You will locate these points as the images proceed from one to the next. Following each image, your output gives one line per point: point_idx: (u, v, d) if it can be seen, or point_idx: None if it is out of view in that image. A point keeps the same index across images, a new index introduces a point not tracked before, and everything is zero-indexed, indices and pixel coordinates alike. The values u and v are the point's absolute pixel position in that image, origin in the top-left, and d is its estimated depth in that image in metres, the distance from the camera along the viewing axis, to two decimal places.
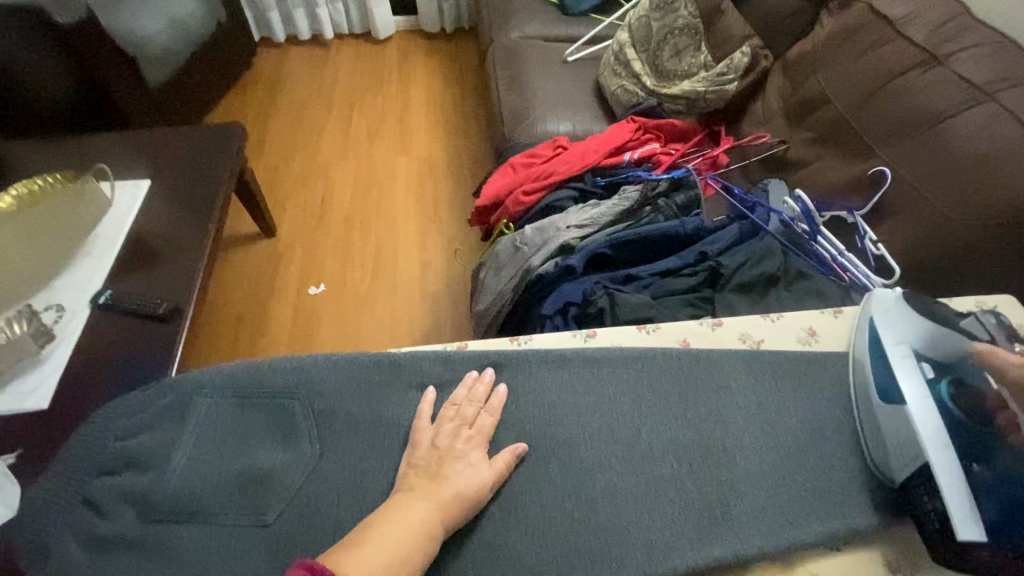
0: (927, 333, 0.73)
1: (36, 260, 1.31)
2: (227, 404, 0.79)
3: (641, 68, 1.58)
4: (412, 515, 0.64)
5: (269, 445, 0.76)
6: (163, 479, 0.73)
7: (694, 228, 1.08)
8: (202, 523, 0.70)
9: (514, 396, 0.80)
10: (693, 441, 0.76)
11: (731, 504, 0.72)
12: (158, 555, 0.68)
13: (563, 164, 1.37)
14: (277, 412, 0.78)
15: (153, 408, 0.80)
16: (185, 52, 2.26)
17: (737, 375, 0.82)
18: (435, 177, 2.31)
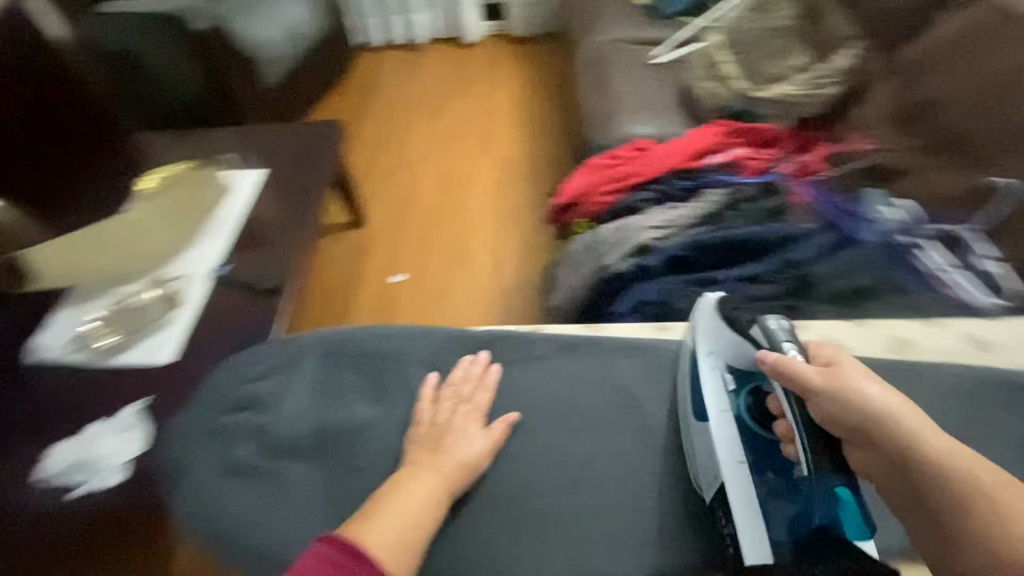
0: (740, 346, 0.84)
1: (171, 235, 1.50)
2: (332, 363, 1.01)
3: (731, 72, 1.54)
4: (421, 486, 0.81)
5: (363, 399, 0.96)
6: (280, 417, 0.95)
7: (781, 234, 1.05)
8: (306, 459, 0.91)
9: None
10: (610, 435, 0.91)
11: (637, 488, 0.86)
12: (270, 481, 0.90)
13: (644, 166, 1.37)
14: (371, 372, 0.99)
15: (274, 358, 1.01)
16: (296, 56, 2.47)
17: (605, 381, 0.96)
18: (514, 177, 2.38)
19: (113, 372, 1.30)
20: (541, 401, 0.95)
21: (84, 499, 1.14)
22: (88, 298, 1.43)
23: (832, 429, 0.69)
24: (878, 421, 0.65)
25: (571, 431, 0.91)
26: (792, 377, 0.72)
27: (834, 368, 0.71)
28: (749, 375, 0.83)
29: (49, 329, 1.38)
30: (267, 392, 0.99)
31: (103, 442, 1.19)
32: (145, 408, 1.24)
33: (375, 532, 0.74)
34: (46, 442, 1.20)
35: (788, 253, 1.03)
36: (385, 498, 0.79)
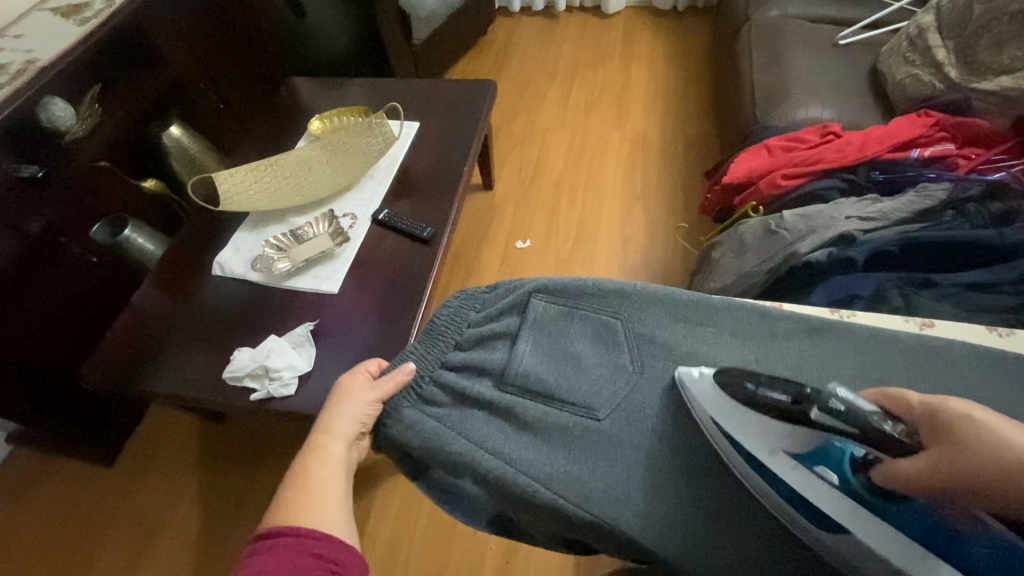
0: (771, 427, 0.62)
1: (339, 175, 1.61)
2: (557, 309, 0.77)
3: (945, 57, 1.38)
4: (329, 463, 0.75)
5: (598, 356, 0.73)
6: (512, 358, 0.74)
7: (1015, 241, 0.93)
8: (552, 404, 0.71)
9: (829, 364, 0.69)
10: (597, 445, 0.68)
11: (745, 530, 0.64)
12: (508, 419, 0.71)
13: (835, 152, 1.27)
14: (600, 326, 0.75)
15: (495, 300, 0.82)
16: (444, 14, 2.50)
17: (561, 385, 0.71)
18: (648, 154, 2.30)
19: (288, 294, 1.43)
20: (580, 375, 0.72)
21: (262, 401, 1.27)
22: (266, 225, 1.57)
23: (963, 484, 0.50)
24: (968, 424, 0.52)
25: (554, 434, 0.69)
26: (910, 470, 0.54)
27: (940, 431, 0.54)
28: (812, 454, 0.61)
29: (231, 249, 1.53)
30: (503, 327, 0.78)
31: (278, 354, 1.29)
32: (313, 329, 1.35)
33: (323, 514, 0.68)
34: (235, 346, 1.36)
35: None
36: (294, 489, 0.71)
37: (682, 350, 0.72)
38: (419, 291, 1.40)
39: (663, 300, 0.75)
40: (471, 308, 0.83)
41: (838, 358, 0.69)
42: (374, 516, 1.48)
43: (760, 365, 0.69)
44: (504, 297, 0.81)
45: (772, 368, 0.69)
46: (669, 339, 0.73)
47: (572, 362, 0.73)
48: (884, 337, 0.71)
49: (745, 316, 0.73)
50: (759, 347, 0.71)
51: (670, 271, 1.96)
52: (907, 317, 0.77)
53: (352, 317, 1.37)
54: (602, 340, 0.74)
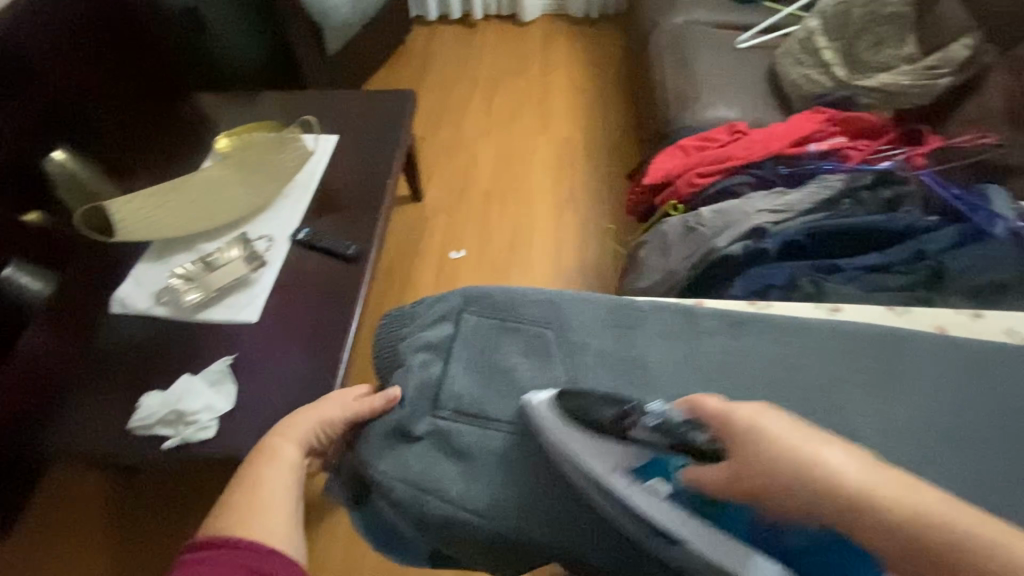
0: (604, 444, 0.62)
1: (253, 196, 1.51)
2: (488, 324, 0.75)
3: (833, 57, 1.48)
4: (283, 466, 0.69)
5: (531, 368, 0.71)
6: (444, 380, 0.71)
7: (902, 225, 1.01)
8: (486, 425, 0.68)
9: (753, 356, 0.71)
10: (540, 466, 0.66)
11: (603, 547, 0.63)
12: (443, 443, 0.68)
13: (743, 150, 1.34)
14: (532, 338, 0.73)
15: (427, 317, 0.77)
16: (358, 24, 2.43)
17: (496, 406, 0.69)
18: (573, 158, 2.34)
19: (201, 328, 1.31)
20: (515, 393, 0.70)
21: (179, 447, 1.15)
22: (173, 254, 1.44)
23: (760, 490, 0.53)
24: (761, 431, 0.55)
25: (497, 460, 0.66)
26: (717, 479, 0.56)
27: (737, 439, 0.56)
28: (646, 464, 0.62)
29: (134, 281, 1.39)
30: (439, 345, 0.74)
31: (192, 395, 1.17)
32: (232, 364, 1.24)
33: (266, 524, 0.61)
34: (143, 390, 1.23)
35: (915, 242, 0.99)
36: (243, 488, 0.66)
37: (612, 357, 0.71)
38: (347, 312, 1.33)
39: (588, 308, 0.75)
40: (407, 324, 0.78)
41: (758, 351, 0.72)
42: (317, 559, 1.37)
43: (685, 366, 0.70)
44: (434, 312, 0.77)
45: (696, 369, 0.70)
46: (598, 347, 0.72)
47: (505, 378, 0.71)
48: (802, 327, 0.73)
49: (666, 317, 0.74)
50: (682, 348, 0.72)
51: (603, 272, 1.99)
52: (817, 305, 0.82)
53: (275, 348, 1.27)
54: (533, 352, 0.72)
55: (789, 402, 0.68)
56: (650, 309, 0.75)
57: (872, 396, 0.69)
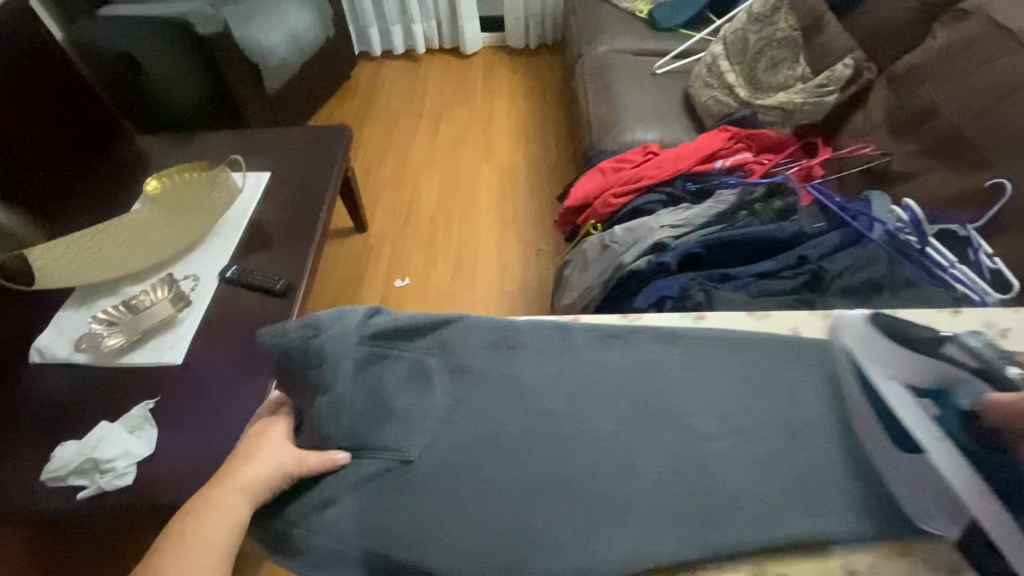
0: (900, 357, 0.66)
1: (180, 237, 1.50)
2: (376, 352, 0.73)
3: (735, 79, 1.57)
4: (218, 519, 0.61)
5: (409, 394, 0.71)
6: (326, 420, 0.68)
7: (790, 232, 1.08)
8: (360, 457, 0.67)
9: (620, 367, 0.74)
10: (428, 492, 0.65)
11: (808, 476, 0.67)
12: (315, 479, 0.67)
13: (654, 169, 1.41)
14: (414, 364, 0.73)
15: (331, 350, 0.70)
16: (299, 63, 2.46)
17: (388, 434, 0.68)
18: (515, 183, 2.40)
19: (122, 373, 1.29)
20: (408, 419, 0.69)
21: (96, 497, 1.13)
22: (99, 298, 1.42)
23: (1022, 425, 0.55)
24: None
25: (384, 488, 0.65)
26: (1008, 405, 0.56)
27: None
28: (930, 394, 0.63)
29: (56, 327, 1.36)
30: (339, 372, 0.70)
31: (109, 442, 1.15)
32: (153, 409, 1.22)
33: None
34: (60, 440, 1.20)
35: (800, 249, 1.05)
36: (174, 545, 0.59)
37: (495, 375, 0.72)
38: None
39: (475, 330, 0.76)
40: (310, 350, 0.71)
41: (632, 364, 0.74)
42: None
43: (561, 380, 0.72)
44: (326, 336, 0.71)
45: (576, 382, 0.72)
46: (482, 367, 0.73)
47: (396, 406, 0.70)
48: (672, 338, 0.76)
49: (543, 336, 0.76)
50: (560, 364, 0.74)
51: (545, 292, 2.04)
52: (689, 314, 0.86)
53: (198, 389, 1.26)
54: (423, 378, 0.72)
55: (657, 407, 0.71)
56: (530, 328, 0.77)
57: (738, 398, 0.73)
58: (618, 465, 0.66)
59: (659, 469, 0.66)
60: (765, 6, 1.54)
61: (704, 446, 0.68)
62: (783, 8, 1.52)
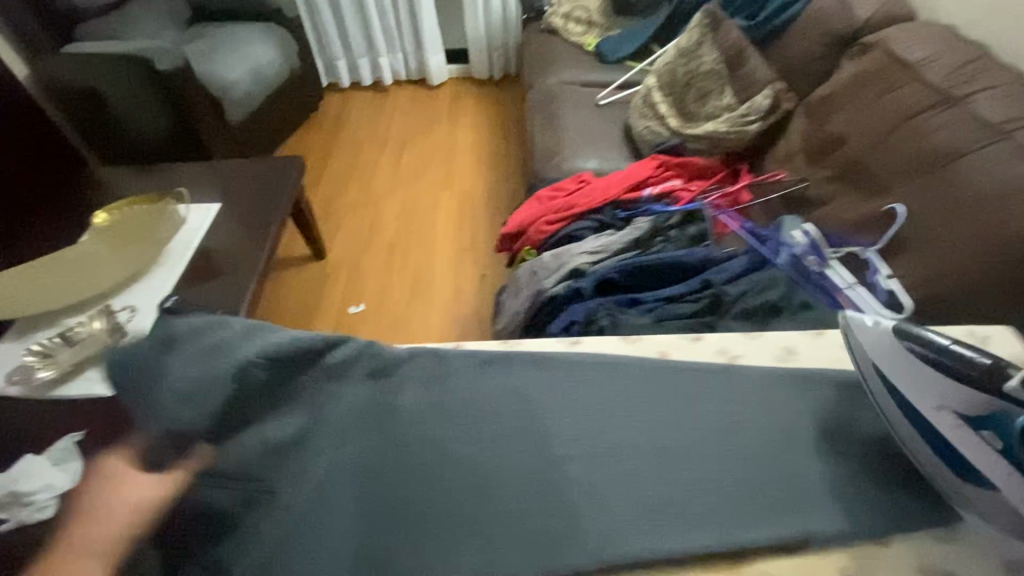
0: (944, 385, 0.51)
1: (121, 267, 1.52)
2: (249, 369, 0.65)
3: (667, 110, 1.63)
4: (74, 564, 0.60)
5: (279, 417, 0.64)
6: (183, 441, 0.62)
7: (699, 257, 1.13)
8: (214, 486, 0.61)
9: (493, 390, 0.68)
10: (252, 538, 0.58)
11: (737, 506, 0.58)
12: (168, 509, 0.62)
13: (585, 197, 1.46)
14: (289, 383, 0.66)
15: (191, 367, 0.63)
16: (262, 95, 2.52)
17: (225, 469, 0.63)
18: (474, 209, 2.45)
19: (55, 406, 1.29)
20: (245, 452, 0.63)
21: (14, 533, 1.04)
22: (34, 330, 1.41)
23: None
24: None
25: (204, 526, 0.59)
26: None
27: None
28: (981, 420, 0.50)
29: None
30: (194, 396, 0.63)
31: None
32: (82, 442, 1.14)
33: None
34: None
35: (706, 274, 1.09)
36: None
37: (348, 411, 0.66)
38: None
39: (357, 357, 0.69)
40: (171, 364, 0.64)
41: (506, 392, 0.67)
42: None
43: (434, 405, 0.66)
44: (201, 338, 0.66)
45: (438, 416, 0.65)
46: (342, 400, 0.67)
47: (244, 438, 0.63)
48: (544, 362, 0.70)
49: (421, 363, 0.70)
50: (439, 389, 0.68)
51: None
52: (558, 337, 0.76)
53: None
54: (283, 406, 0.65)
55: (513, 438, 0.64)
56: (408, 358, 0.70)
57: (603, 425, 0.64)
58: (461, 507, 0.59)
59: (502, 509, 0.58)
60: (691, 41, 1.61)
61: (560, 483, 0.60)
62: (707, 42, 1.59)
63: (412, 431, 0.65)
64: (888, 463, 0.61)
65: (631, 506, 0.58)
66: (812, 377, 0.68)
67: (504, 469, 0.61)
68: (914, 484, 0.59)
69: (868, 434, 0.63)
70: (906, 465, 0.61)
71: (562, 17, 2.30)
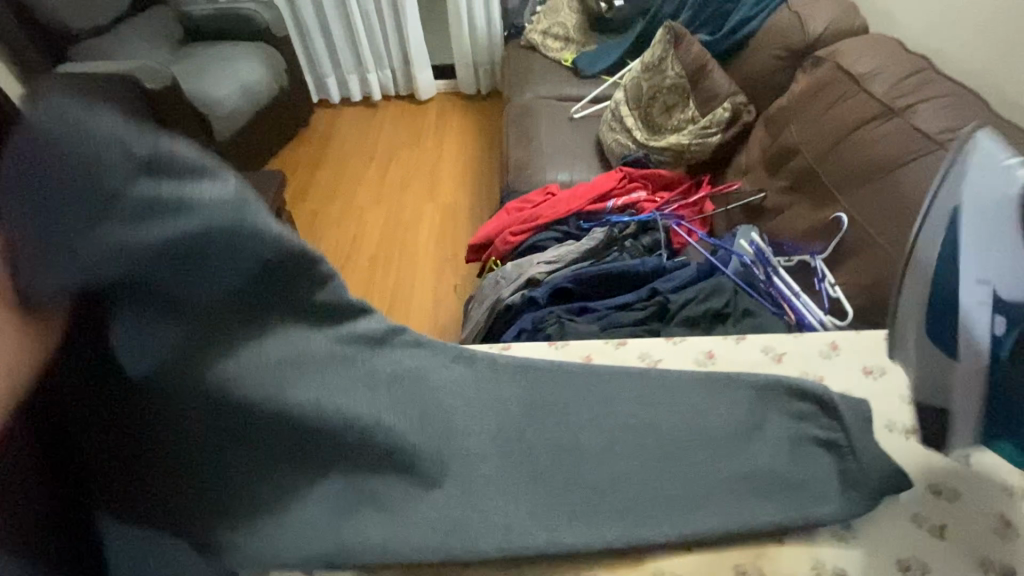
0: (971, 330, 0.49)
1: None
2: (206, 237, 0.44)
3: (634, 123, 1.66)
4: None
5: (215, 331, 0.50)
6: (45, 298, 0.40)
7: (650, 267, 1.16)
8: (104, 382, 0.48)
9: (423, 372, 0.65)
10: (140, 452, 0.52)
11: (620, 502, 0.61)
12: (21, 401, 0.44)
13: (549, 209, 1.48)
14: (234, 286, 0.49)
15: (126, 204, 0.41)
16: (251, 111, 2.57)
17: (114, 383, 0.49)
18: (456, 221, 2.49)
19: None
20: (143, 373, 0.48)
21: None
22: None
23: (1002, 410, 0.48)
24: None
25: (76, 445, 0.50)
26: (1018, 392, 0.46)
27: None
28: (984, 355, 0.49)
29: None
30: (119, 263, 0.42)
31: None
32: None
33: None
34: None
35: (655, 284, 1.13)
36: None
37: (280, 370, 0.54)
38: None
39: (313, 291, 0.55)
40: (113, 203, 0.40)
41: (439, 382, 0.66)
42: None
43: (373, 378, 0.60)
44: (184, 186, 0.43)
45: (366, 391, 0.59)
46: (277, 351, 0.54)
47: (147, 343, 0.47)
48: (473, 358, 0.70)
49: (369, 328, 0.61)
50: (375, 362, 0.61)
51: None
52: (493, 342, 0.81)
53: None
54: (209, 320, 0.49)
55: (432, 427, 0.62)
56: (360, 321, 0.61)
57: (510, 423, 0.66)
58: (365, 490, 0.59)
59: (405, 497, 0.59)
60: (655, 55, 1.65)
61: (464, 475, 0.62)
62: (671, 56, 1.63)
63: (337, 408, 0.56)
64: (793, 467, 0.62)
65: (528, 507, 0.61)
66: (726, 381, 0.69)
67: (417, 457, 0.60)
68: (813, 483, 0.61)
69: (777, 439, 0.65)
70: (813, 468, 0.62)
71: (542, 33, 2.35)
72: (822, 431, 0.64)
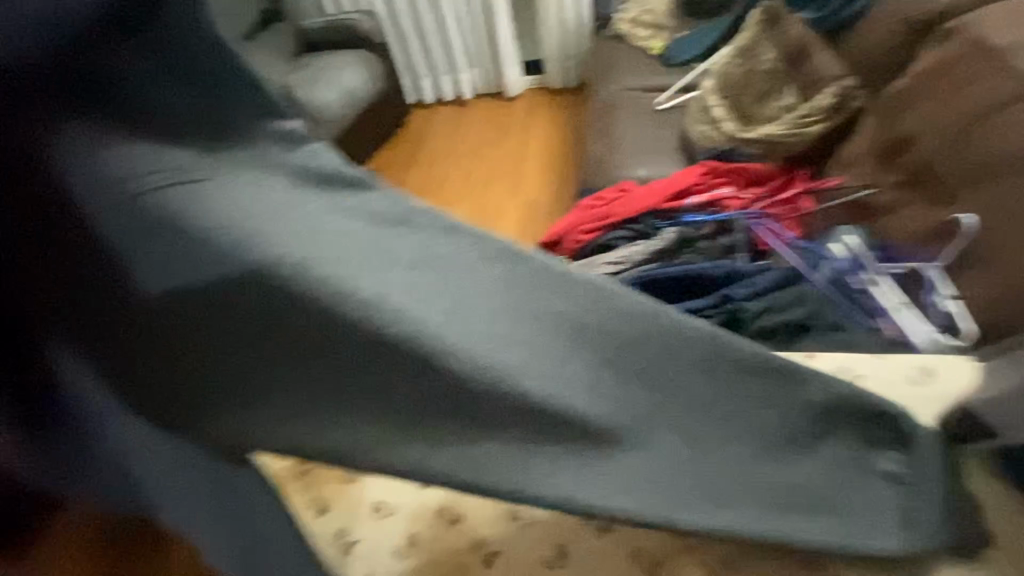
0: None
1: None
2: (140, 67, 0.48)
3: (723, 113, 1.50)
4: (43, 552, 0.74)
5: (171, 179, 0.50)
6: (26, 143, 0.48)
7: (723, 271, 1.08)
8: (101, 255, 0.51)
9: (434, 263, 0.55)
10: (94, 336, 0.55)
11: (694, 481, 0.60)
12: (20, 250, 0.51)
13: (621, 207, 1.40)
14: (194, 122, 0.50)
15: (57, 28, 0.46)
16: (352, 115, 2.74)
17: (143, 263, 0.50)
18: (537, 218, 2.52)
19: None
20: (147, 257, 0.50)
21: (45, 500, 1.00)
22: None
23: None
24: None
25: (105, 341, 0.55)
26: None
27: None
28: None
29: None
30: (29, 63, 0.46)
31: None
32: None
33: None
34: None
35: (726, 290, 1.06)
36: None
37: (295, 247, 0.50)
38: None
39: (286, 145, 0.53)
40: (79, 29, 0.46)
41: (477, 283, 0.56)
42: None
43: (384, 267, 0.53)
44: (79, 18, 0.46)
45: (387, 274, 0.52)
46: (265, 200, 0.51)
47: (112, 148, 0.49)
48: (526, 256, 0.58)
49: (375, 200, 0.55)
50: (369, 240, 0.53)
51: None
52: None
53: None
54: (169, 123, 0.50)
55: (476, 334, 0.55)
56: (359, 185, 0.54)
57: (566, 367, 0.57)
58: (413, 399, 0.54)
59: (443, 417, 0.55)
60: (748, 41, 1.52)
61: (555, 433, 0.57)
62: (765, 41, 1.50)
63: (341, 289, 0.50)
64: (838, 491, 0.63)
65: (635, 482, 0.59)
66: (762, 363, 0.62)
67: (472, 372, 0.53)
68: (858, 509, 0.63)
69: (832, 464, 0.63)
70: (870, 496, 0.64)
71: (630, 22, 2.24)
72: (903, 467, 0.65)
